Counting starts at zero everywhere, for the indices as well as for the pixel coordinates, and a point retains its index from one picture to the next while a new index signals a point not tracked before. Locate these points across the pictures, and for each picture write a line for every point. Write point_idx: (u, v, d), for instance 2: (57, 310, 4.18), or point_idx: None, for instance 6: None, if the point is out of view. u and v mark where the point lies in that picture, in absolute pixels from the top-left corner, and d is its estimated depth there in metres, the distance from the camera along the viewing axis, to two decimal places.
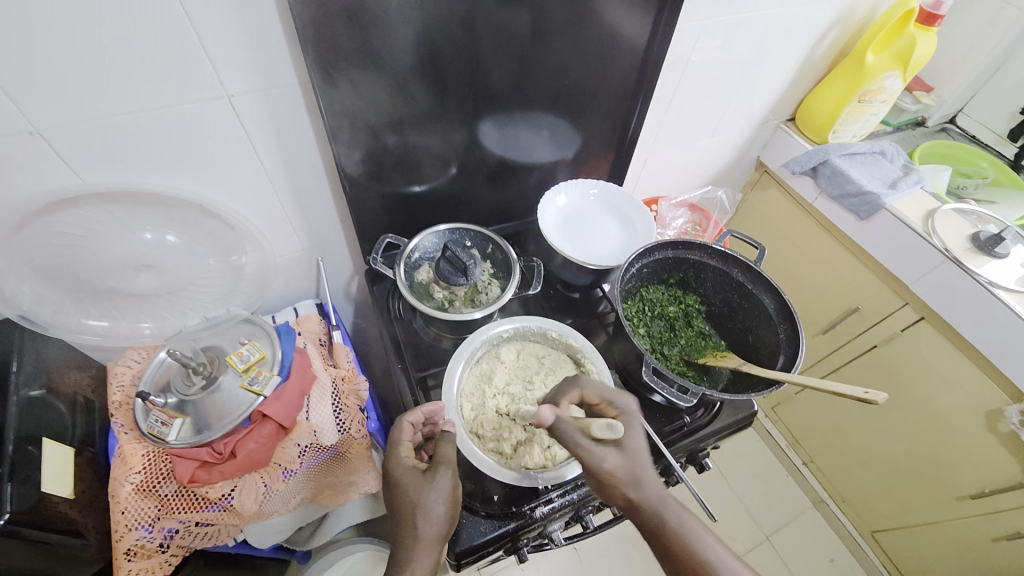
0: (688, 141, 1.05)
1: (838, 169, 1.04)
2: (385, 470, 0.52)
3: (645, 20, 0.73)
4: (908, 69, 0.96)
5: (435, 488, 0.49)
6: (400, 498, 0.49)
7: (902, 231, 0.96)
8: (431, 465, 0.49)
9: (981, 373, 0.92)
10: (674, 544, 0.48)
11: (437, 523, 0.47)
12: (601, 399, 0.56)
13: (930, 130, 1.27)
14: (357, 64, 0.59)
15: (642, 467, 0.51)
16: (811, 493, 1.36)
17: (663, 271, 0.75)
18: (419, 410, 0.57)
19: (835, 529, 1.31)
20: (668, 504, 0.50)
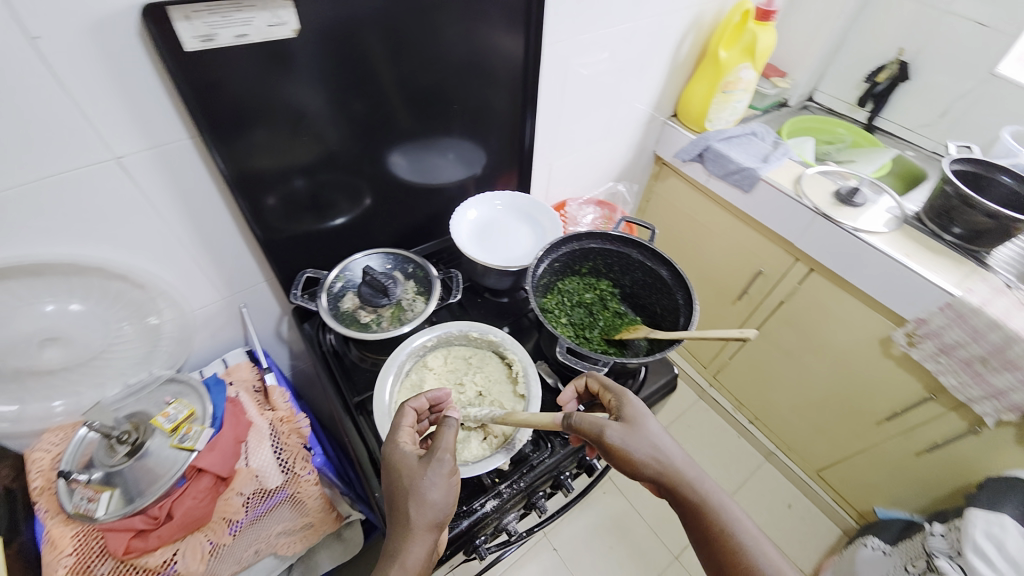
0: (588, 145, 1.15)
1: (719, 152, 1.17)
2: (384, 455, 0.53)
3: (520, 43, 0.81)
4: (756, 60, 1.09)
5: (430, 473, 0.50)
6: (396, 485, 0.50)
7: (779, 197, 1.09)
8: (426, 453, 0.50)
9: (870, 309, 1.04)
10: (691, 500, 0.55)
11: (430, 512, 0.49)
12: (600, 383, 0.63)
13: (795, 108, 1.44)
14: (249, 113, 0.62)
15: (646, 436, 0.56)
16: (762, 448, 1.47)
17: (575, 262, 0.82)
18: (423, 397, 0.58)
19: (788, 476, 1.43)
20: (680, 464, 0.56)
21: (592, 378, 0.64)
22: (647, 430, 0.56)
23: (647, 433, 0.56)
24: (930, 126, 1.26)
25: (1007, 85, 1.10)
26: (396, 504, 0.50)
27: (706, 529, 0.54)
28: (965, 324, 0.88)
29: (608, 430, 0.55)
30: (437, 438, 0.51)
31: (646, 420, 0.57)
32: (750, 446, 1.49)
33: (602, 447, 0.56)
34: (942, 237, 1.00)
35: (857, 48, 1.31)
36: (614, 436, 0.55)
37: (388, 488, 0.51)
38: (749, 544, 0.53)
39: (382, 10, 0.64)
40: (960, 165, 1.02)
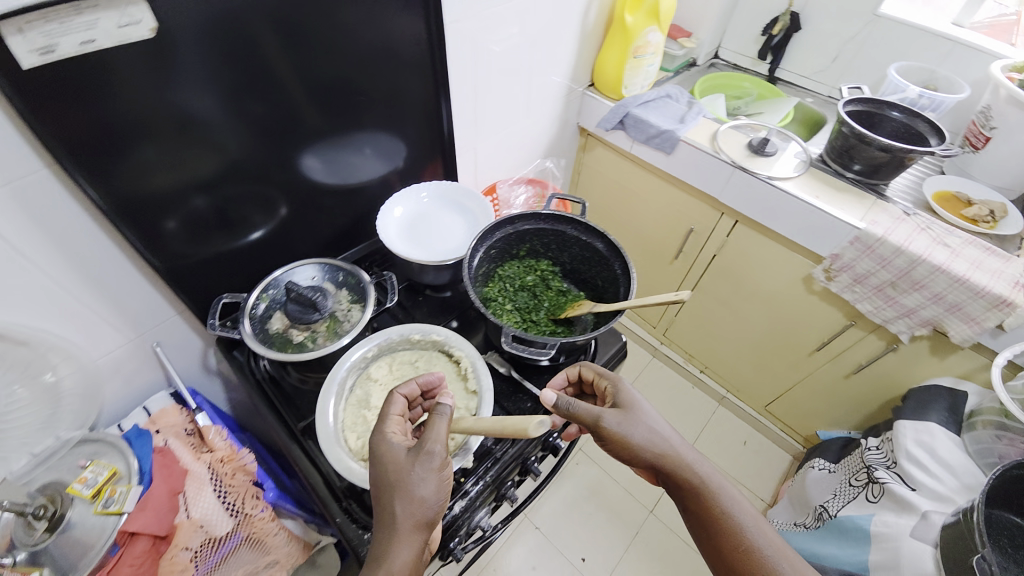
0: (511, 124, 1.13)
1: (638, 118, 1.20)
2: (372, 447, 0.52)
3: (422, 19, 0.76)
4: (661, 22, 1.11)
5: (420, 468, 0.49)
6: (382, 478, 0.49)
7: (699, 155, 1.13)
8: (415, 447, 0.50)
9: (791, 251, 1.11)
10: (683, 480, 0.60)
11: (419, 509, 0.47)
12: (595, 372, 0.68)
13: (704, 66, 1.49)
14: (124, 132, 0.54)
15: (639, 422, 0.61)
16: (715, 394, 1.58)
17: (511, 246, 0.81)
18: (414, 382, 0.58)
19: (740, 415, 1.54)
20: (674, 446, 0.61)
21: (587, 366, 0.69)
22: (641, 415, 0.62)
23: (641, 419, 0.61)
24: (824, 72, 1.34)
25: (886, 25, 1.19)
26: (380, 503, 0.48)
27: (698, 505, 0.59)
28: (874, 254, 0.96)
29: (606, 416, 0.61)
30: (428, 429, 0.50)
31: (640, 406, 0.63)
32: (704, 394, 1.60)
33: (600, 432, 0.60)
34: (844, 175, 1.08)
35: (752, 3, 1.37)
36: (611, 421, 0.61)
37: (375, 482, 0.50)
38: (745, 518, 0.58)
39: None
40: (854, 106, 1.10)
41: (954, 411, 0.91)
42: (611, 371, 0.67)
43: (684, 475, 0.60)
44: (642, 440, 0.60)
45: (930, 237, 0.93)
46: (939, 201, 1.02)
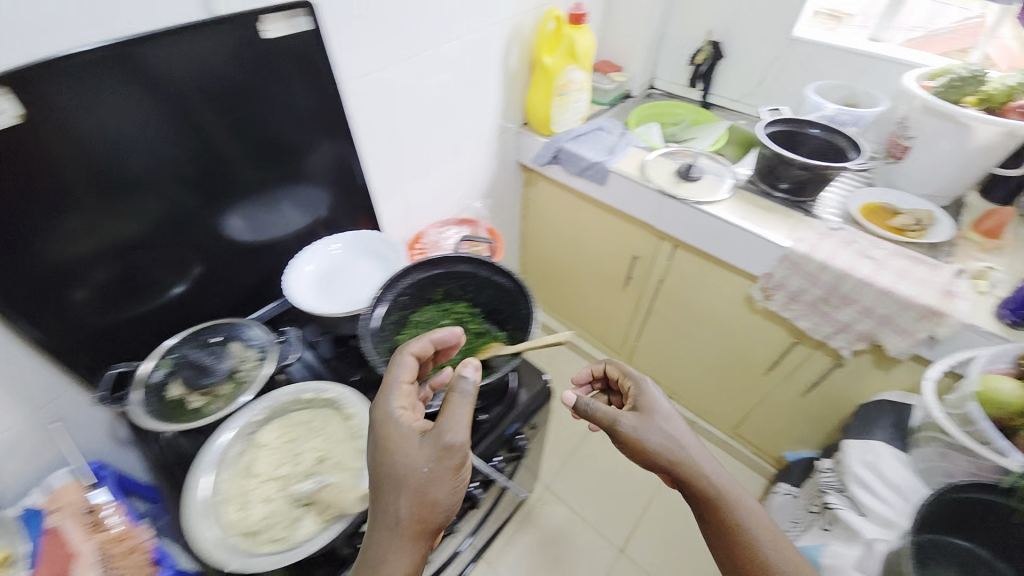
0: (443, 168, 1.14)
1: (570, 152, 1.22)
2: (383, 428, 0.53)
3: (317, 93, 0.77)
4: (580, 61, 1.15)
5: (436, 460, 0.50)
6: (393, 464, 0.50)
7: (628, 185, 1.15)
8: (431, 444, 0.50)
9: (728, 272, 1.11)
10: (695, 487, 0.61)
11: (428, 505, 0.49)
12: (620, 372, 0.76)
13: (640, 97, 1.53)
14: (46, 202, 0.56)
15: (652, 426, 0.64)
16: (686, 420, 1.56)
17: (425, 292, 0.81)
18: (423, 342, 0.61)
19: (712, 441, 1.50)
20: (687, 455, 0.62)
21: (615, 364, 0.77)
22: (659, 419, 0.66)
23: (657, 426, 0.64)
24: (752, 95, 1.38)
25: (802, 47, 1.22)
26: (386, 497, 0.49)
27: (712, 512, 0.60)
28: (802, 272, 0.95)
29: (622, 420, 0.65)
30: (447, 424, 0.50)
31: (657, 408, 0.67)
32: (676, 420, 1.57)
33: (616, 434, 0.65)
34: (773, 194, 1.09)
35: (677, 35, 1.42)
36: (628, 423, 0.65)
37: (381, 469, 0.50)
38: (759, 528, 0.59)
39: (143, 73, 0.59)
40: (775, 127, 1.12)
41: (901, 428, 0.88)
42: (635, 373, 0.73)
43: (696, 482, 0.61)
44: (655, 445, 0.62)
45: (854, 251, 0.93)
46: (865, 215, 1.02)
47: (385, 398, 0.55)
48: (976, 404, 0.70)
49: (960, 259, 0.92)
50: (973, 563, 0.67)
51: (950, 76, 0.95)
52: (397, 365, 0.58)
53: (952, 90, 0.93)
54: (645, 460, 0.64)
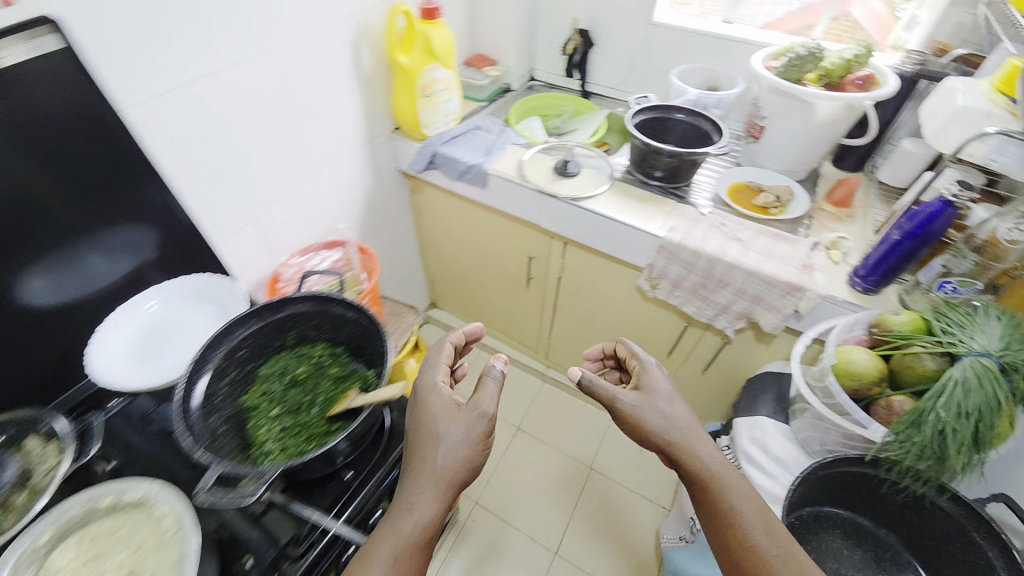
0: (303, 186, 1.02)
1: (445, 156, 1.16)
2: (427, 395, 0.67)
3: (102, 130, 0.64)
4: (440, 58, 1.07)
5: (466, 426, 0.64)
6: (429, 423, 0.64)
7: (507, 186, 1.10)
8: (472, 410, 0.64)
9: (617, 264, 1.10)
10: (688, 463, 0.66)
11: (450, 465, 0.61)
12: (629, 352, 0.82)
13: (520, 90, 1.49)
14: None
15: (652, 404, 0.70)
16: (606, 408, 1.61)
17: (271, 339, 0.69)
18: (456, 334, 0.77)
19: None
20: (682, 437, 0.67)
21: (627, 345, 0.83)
22: (659, 400, 0.71)
23: (655, 406, 0.70)
24: (626, 82, 1.38)
25: (663, 32, 1.23)
26: (425, 450, 0.62)
27: (704, 492, 0.64)
28: (680, 259, 0.96)
29: (622, 398, 0.71)
30: (484, 395, 0.65)
31: (660, 387, 0.73)
32: (597, 411, 1.63)
33: (617, 412, 0.71)
34: (649, 182, 1.09)
35: (548, 24, 1.38)
36: (627, 402, 0.70)
37: (421, 428, 0.64)
38: (749, 505, 0.62)
39: None
40: (645, 116, 1.13)
41: (781, 399, 0.91)
42: (645, 355, 0.78)
43: (687, 462, 0.66)
44: (654, 424, 0.68)
45: (723, 235, 0.95)
46: (732, 196, 1.05)
47: (429, 374, 0.70)
48: (834, 380, 0.70)
49: (817, 231, 0.96)
50: (854, 531, 0.69)
51: (789, 54, 0.95)
52: (440, 350, 0.74)
53: (792, 71, 0.94)
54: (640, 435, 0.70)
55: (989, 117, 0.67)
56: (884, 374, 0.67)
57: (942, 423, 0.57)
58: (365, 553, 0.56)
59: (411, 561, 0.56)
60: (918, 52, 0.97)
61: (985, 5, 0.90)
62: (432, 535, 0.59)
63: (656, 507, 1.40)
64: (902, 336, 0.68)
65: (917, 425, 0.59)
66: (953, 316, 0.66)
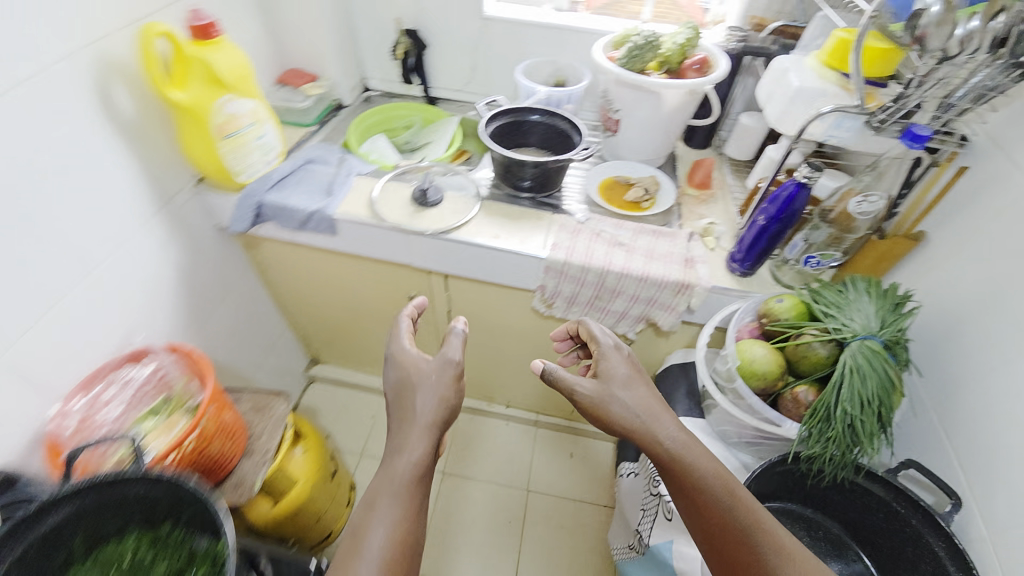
0: (72, 291, 0.75)
1: (275, 206, 0.95)
2: (399, 357, 0.72)
3: None
4: (231, 86, 0.85)
5: (439, 374, 0.69)
6: (406, 375, 0.70)
7: (361, 229, 0.94)
8: (437, 359, 0.70)
9: (506, 290, 1.00)
10: (650, 444, 0.62)
11: (428, 410, 0.67)
12: (589, 332, 0.75)
13: (356, 104, 1.29)
14: None
15: (613, 391, 0.65)
16: (528, 420, 1.55)
17: (48, 558, 0.56)
18: (411, 305, 0.80)
19: (557, 428, 1.53)
20: (643, 419, 0.63)
21: (592, 327, 0.75)
22: (616, 387, 0.66)
23: (615, 395, 0.64)
24: (471, 83, 1.26)
25: (497, 26, 1.13)
26: (405, 401, 0.68)
27: (671, 475, 0.60)
28: (568, 277, 0.89)
29: (583, 388, 0.65)
30: (447, 345, 0.71)
31: (619, 372, 0.67)
32: (522, 425, 1.55)
33: (577, 404, 0.66)
34: (520, 195, 0.99)
35: (368, 25, 1.19)
36: (584, 391, 0.65)
37: (399, 384, 0.70)
38: (734, 500, 0.57)
39: None
40: (500, 121, 1.03)
41: (693, 394, 0.91)
42: (605, 339, 0.72)
43: (649, 443, 0.62)
44: (615, 411, 0.63)
45: (605, 242, 0.90)
46: (604, 195, 1.00)
47: (394, 341, 0.75)
48: (743, 383, 0.68)
49: (689, 219, 0.96)
50: (795, 521, 0.68)
51: (629, 44, 0.92)
52: (400, 322, 0.78)
53: (635, 61, 0.91)
54: (607, 424, 0.65)
55: (823, 96, 0.68)
56: (785, 367, 0.66)
57: (850, 417, 0.58)
58: (370, 500, 0.61)
59: (411, 498, 0.61)
60: (737, 28, 0.99)
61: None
62: (427, 473, 0.64)
63: (597, 509, 1.38)
64: (791, 325, 0.67)
65: (828, 419, 0.60)
66: (827, 294, 0.67)
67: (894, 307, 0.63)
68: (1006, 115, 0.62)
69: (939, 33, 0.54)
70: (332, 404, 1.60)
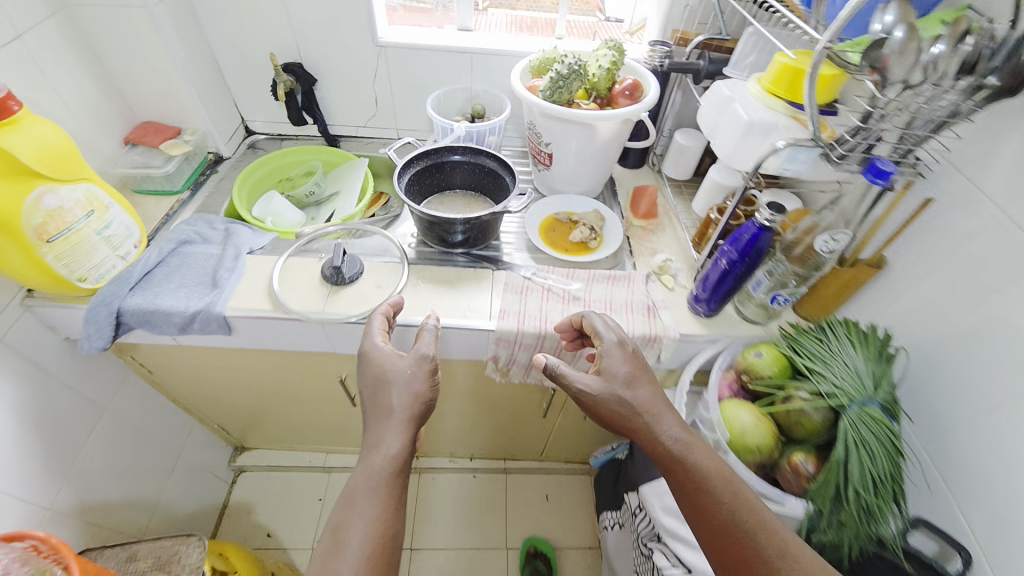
0: None
1: (142, 312, 0.73)
2: (371, 355, 0.65)
3: None
4: (46, 175, 0.63)
5: (415, 365, 0.64)
6: (376, 368, 0.64)
7: (265, 324, 0.76)
8: (412, 353, 0.64)
9: (454, 362, 0.87)
10: (650, 441, 0.57)
11: (403, 403, 0.61)
12: (592, 325, 0.67)
13: (240, 153, 1.08)
14: None
15: (616, 388, 0.59)
16: (496, 466, 1.45)
17: None
18: (386, 303, 0.73)
19: (528, 470, 1.44)
20: (644, 415, 0.58)
21: (596, 320, 0.67)
22: (619, 387, 0.59)
23: (614, 391, 0.59)
24: (377, 117, 1.10)
25: (397, 53, 0.97)
26: (380, 395, 0.62)
27: (670, 464, 0.55)
28: (524, 345, 0.78)
29: (581, 383, 0.60)
30: (421, 340, 0.67)
31: (621, 369, 0.61)
32: (489, 474, 1.44)
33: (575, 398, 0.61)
34: (454, 252, 0.87)
35: (238, 61, 0.99)
36: (584, 388, 0.60)
37: (373, 380, 0.63)
38: (738, 501, 0.52)
39: None
40: (417, 165, 0.89)
41: None
42: (610, 334, 0.65)
43: (651, 441, 0.57)
44: (613, 407, 0.58)
45: (558, 298, 0.80)
46: (547, 239, 0.90)
47: (367, 337, 0.68)
48: (736, 458, 0.60)
49: (641, 256, 0.88)
50: None
51: (551, 73, 0.81)
52: (372, 320, 0.70)
53: (558, 92, 0.80)
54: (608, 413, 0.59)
55: (775, 130, 0.62)
56: (778, 436, 0.60)
57: (864, 499, 0.53)
58: (348, 496, 0.55)
59: (390, 492, 0.55)
60: (661, 42, 0.90)
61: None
62: (406, 466, 0.58)
63: (582, 553, 1.31)
64: (779, 386, 0.61)
65: (838, 499, 0.55)
66: (812, 347, 0.62)
67: (885, 362, 0.59)
68: (964, 141, 0.58)
69: (903, 62, 0.48)
70: (269, 493, 1.37)
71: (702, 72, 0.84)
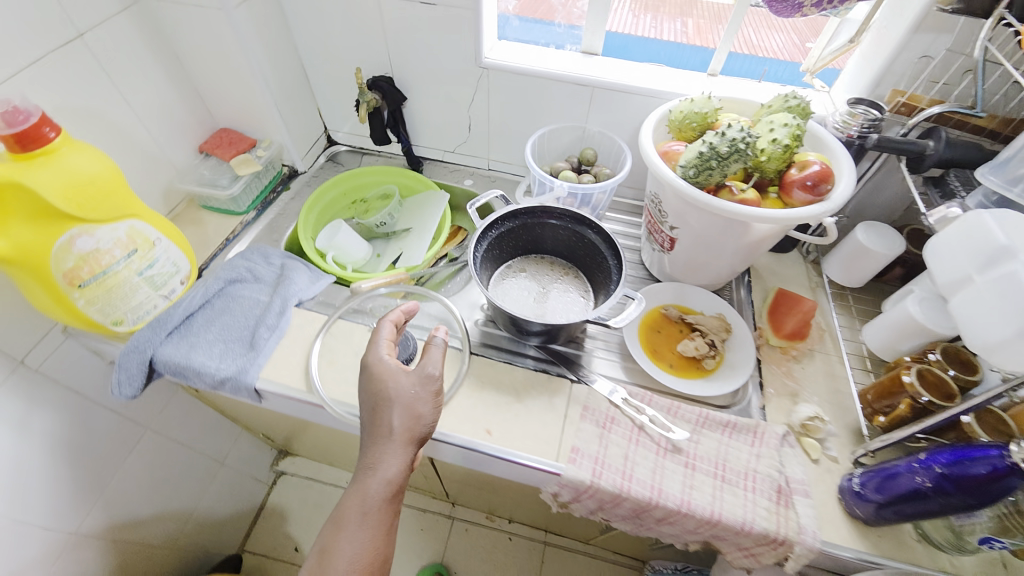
0: None
1: (173, 364, 0.65)
2: (373, 370, 0.53)
3: None
4: (79, 214, 0.55)
5: (422, 379, 0.52)
6: (376, 385, 0.52)
7: (297, 402, 0.65)
8: (416, 372, 0.52)
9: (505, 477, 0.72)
10: None
11: (406, 426, 0.50)
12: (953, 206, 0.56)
13: (318, 167, 0.98)
14: None
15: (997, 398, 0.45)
16: (537, 536, 1.30)
17: None
18: (398, 309, 0.58)
19: (572, 550, 1.28)
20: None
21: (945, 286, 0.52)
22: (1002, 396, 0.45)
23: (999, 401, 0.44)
24: (468, 144, 0.94)
25: (501, 77, 0.79)
26: (378, 414, 0.51)
27: None
28: (595, 496, 0.60)
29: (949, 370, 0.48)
30: (429, 356, 0.53)
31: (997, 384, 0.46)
32: (528, 543, 1.30)
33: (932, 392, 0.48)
34: (527, 344, 0.70)
35: (326, 69, 0.87)
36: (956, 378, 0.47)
37: (372, 398, 0.52)
38: None
39: None
40: (499, 228, 0.72)
41: None
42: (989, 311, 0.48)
43: None
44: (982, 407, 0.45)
45: (650, 446, 0.61)
46: (651, 348, 0.70)
47: (372, 349, 0.55)
48: None
49: (775, 399, 0.65)
50: None
51: (701, 143, 0.58)
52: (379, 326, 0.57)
53: (706, 174, 0.58)
54: None
55: None
56: None
57: None
58: (338, 517, 0.49)
59: (382, 520, 0.49)
60: (870, 104, 0.63)
61: (985, 38, 0.55)
62: (402, 490, 0.51)
63: None
64: None
65: None
66: None
67: None
68: None
69: None
70: (304, 502, 1.32)
71: (928, 158, 0.59)
